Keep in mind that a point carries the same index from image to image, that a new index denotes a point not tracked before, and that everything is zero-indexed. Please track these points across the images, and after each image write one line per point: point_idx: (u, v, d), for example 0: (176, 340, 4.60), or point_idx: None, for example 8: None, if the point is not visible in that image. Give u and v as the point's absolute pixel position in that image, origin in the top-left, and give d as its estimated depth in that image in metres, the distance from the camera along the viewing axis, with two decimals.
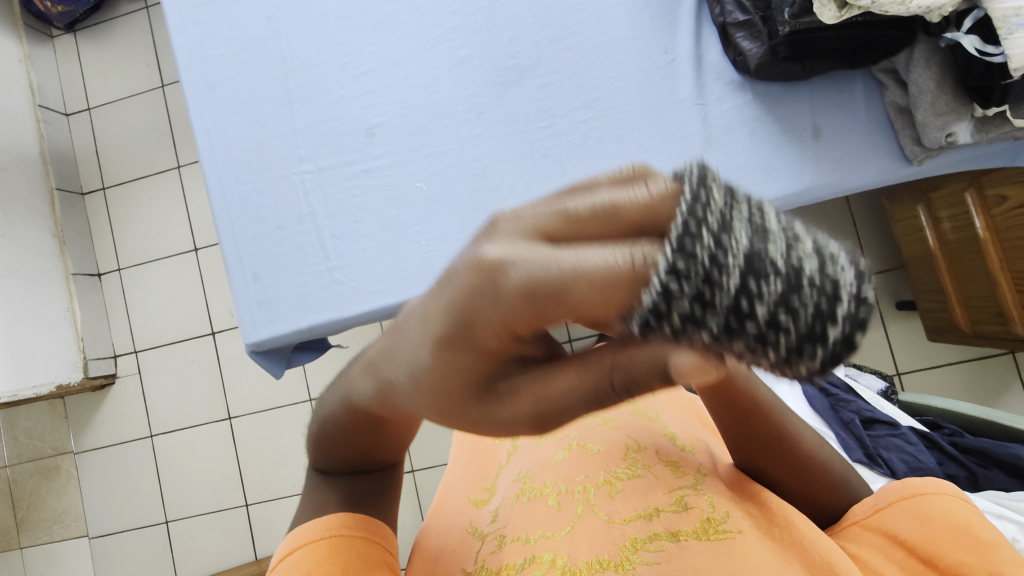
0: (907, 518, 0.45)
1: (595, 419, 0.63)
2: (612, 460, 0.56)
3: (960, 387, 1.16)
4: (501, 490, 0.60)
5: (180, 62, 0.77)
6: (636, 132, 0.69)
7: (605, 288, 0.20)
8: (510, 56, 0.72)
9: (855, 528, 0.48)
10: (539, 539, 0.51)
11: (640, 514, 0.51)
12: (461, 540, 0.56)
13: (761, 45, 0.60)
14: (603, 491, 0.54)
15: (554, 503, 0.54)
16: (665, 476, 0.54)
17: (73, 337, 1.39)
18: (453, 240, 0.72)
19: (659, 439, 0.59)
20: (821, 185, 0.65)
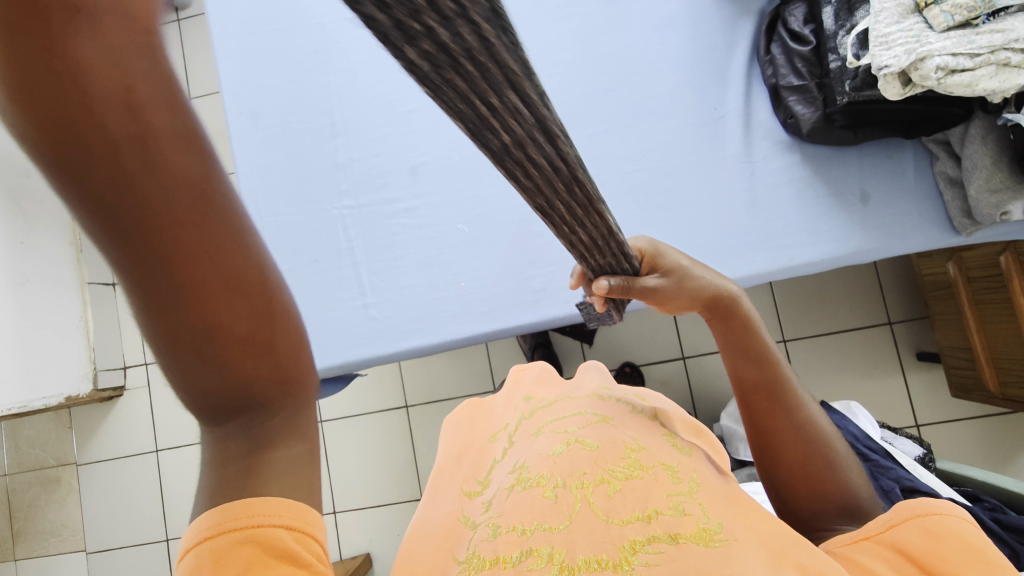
0: (916, 529, 0.38)
1: (592, 417, 0.57)
2: (609, 455, 0.50)
3: (981, 443, 1.15)
4: (494, 484, 0.56)
5: (226, 90, 0.77)
6: (680, 187, 0.69)
7: None
8: (559, 102, 0.71)
9: (867, 544, 0.39)
10: (534, 532, 0.45)
11: (638, 515, 0.44)
12: (456, 532, 0.54)
13: (815, 110, 0.60)
14: (600, 489, 0.47)
15: (549, 495, 0.47)
16: (663, 479, 0.48)
17: (85, 347, 1.37)
18: (492, 285, 0.72)
19: (658, 444, 0.54)
20: (865, 250, 0.65)
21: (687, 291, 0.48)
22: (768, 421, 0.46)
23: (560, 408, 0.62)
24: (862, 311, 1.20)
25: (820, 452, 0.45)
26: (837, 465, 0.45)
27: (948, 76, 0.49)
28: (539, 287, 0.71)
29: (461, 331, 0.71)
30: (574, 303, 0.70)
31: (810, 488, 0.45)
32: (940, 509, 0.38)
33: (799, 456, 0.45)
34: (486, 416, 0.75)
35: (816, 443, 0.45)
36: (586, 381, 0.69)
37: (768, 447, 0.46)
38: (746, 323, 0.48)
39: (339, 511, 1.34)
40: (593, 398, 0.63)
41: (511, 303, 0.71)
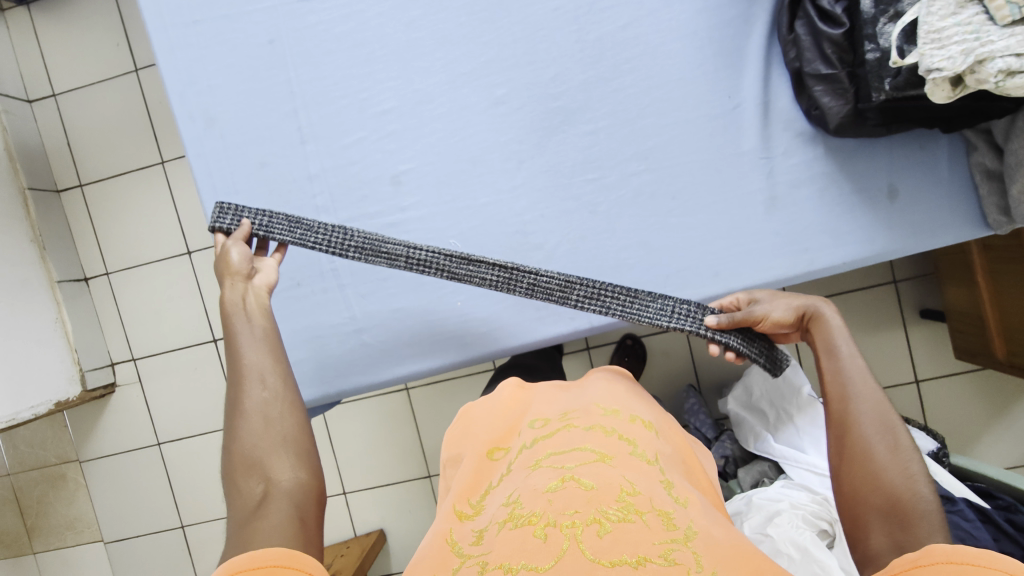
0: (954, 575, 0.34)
1: (590, 452, 0.56)
2: (603, 497, 0.51)
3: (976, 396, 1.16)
4: (487, 512, 0.56)
5: (172, 94, 0.67)
6: (692, 188, 0.62)
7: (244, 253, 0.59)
8: (554, 96, 0.63)
9: None
10: (519, 570, 0.46)
11: (626, 559, 0.46)
12: (440, 552, 0.53)
13: (845, 103, 0.53)
14: (590, 530, 0.48)
15: (539, 533, 0.49)
16: (656, 525, 0.49)
17: (67, 349, 1.31)
18: (491, 303, 0.67)
19: (654, 485, 0.54)
20: (889, 251, 0.61)
21: (778, 307, 0.54)
22: (840, 406, 0.47)
23: (561, 435, 0.60)
24: (868, 271, 1.17)
25: (884, 448, 0.43)
26: (906, 470, 0.42)
27: (1008, 78, 0.42)
28: (541, 304, 0.66)
29: (462, 352, 0.67)
30: (581, 319, 0.66)
31: (868, 479, 0.43)
32: (981, 559, 0.34)
33: (861, 445, 0.44)
34: (477, 425, 0.69)
35: (887, 441, 0.44)
36: (590, 402, 0.66)
37: (836, 429, 0.46)
38: (819, 324, 0.51)
39: (349, 491, 1.36)
40: (595, 425, 0.61)
41: (512, 322, 0.67)
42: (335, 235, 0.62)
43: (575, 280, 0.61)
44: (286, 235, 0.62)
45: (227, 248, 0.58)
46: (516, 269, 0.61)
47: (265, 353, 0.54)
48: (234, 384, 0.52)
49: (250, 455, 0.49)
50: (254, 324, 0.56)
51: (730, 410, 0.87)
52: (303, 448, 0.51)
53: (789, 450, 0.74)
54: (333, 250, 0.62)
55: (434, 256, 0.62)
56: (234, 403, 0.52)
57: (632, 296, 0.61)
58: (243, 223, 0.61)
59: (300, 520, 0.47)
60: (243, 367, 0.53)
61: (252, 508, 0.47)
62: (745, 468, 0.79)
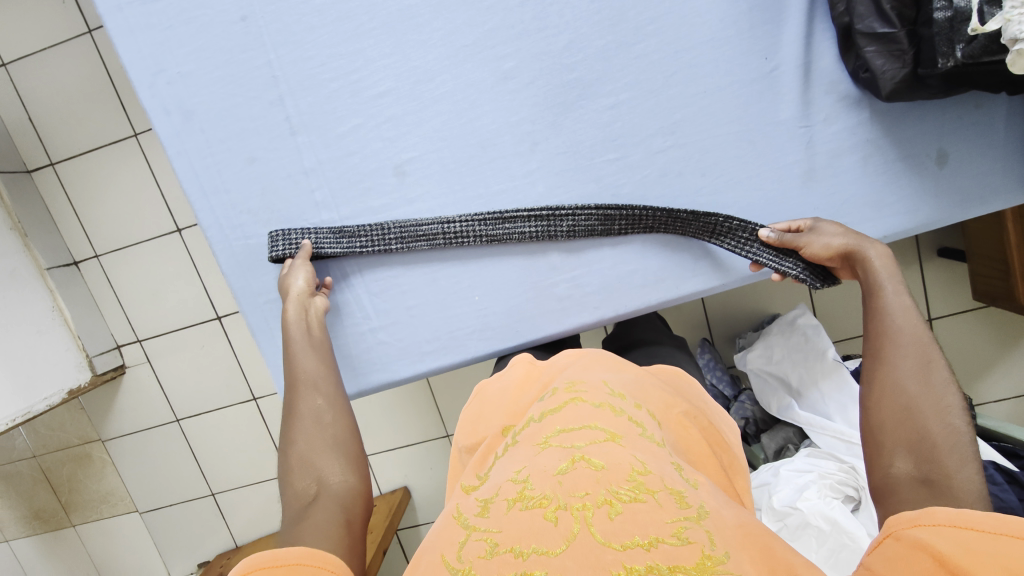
0: (953, 539, 0.32)
1: (600, 430, 0.47)
2: (613, 477, 0.43)
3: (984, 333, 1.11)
4: (491, 480, 0.48)
5: (141, 85, 0.60)
6: (724, 163, 0.57)
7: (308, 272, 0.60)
8: (569, 68, 0.57)
9: (887, 541, 0.34)
10: (530, 555, 0.39)
11: (637, 541, 0.39)
12: (445, 527, 0.45)
13: (902, 67, 0.48)
14: (601, 512, 0.41)
15: (550, 516, 0.41)
16: (668, 504, 0.41)
17: (70, 337, 1.24)
18: (511, 295, 0.63)
19: (662, 461, 0.45)
20: (936, 221, 0.57)
21: (828, 237, 0.53)
22: (881, 337, 0.45)
23: (568, 408, 0.50)
24: None
25: (918, 381, 0.42)
26: (940, 402, 0.40)
27: None
28: (564, 295, 0.62)
29: (483, 347, 0.64)
30: (604, 308, 0.62)
31: (900, 409, 0.41)
32: (985, 524, 0.32)
33: (897, 376, 0.42)
34: (493, 415, 0.59)
35: (924, 374, 0.42)
36: (599, 377, 0.55)
37: (873, 359, 0.45)
38: (864, 258, 0.50)
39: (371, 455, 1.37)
40: (606, 401, 0.51)
41: (534, 315, 0.63)
42: (377, 231, 0.61)
43: (616, 210, 0.58)
44: (335, 247, 0.61)
45: (292, 271, 0.59)
46: (552, 214, 0.59)
47: (313, 360, 0.55)
48: (290, 389, 0.53)
49: (305, 454, 0.48)
50: (313, 333, 0.57)
51: (749, 370, 0.85)
52: (354, 450, 0.50)
53: (815, 417, 0.74)
54: (378, 245, 0.61)
55: (470, 225, 0.60)
56: (288, 407, 0.52)
57: (674, 219, 0.58)
58: (305, 243, 0.60)
59: (346, 523, 0.44)
60: (298, 372, 0.54)
61: (300, 508, 0.45)
62: (770, 434, 0.80)
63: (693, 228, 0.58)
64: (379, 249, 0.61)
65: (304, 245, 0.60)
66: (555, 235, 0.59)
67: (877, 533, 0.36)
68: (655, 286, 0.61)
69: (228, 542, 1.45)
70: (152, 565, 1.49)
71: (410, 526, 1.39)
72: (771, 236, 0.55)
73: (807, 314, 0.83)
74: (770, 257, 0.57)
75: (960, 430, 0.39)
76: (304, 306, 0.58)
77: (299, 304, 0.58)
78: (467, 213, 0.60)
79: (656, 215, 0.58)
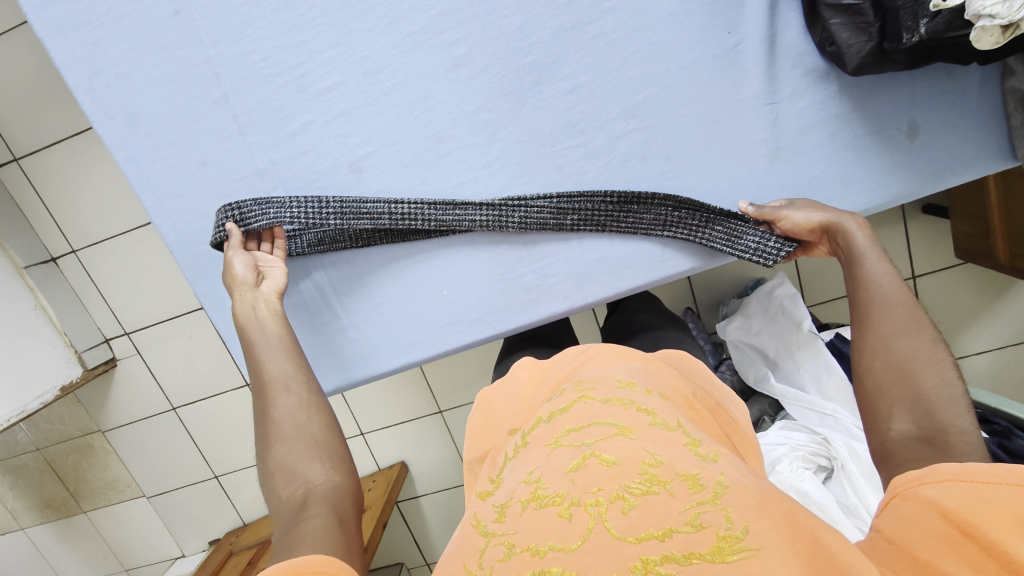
0: (960, 492, 0.33)
1: (610, 427, 0.47)
2: (626, 471, 0.42)
3: (970, 289, 1.07)
4: (506, 485, 0.47)
5: (78, 90, 0.57)
6: (688, 144, 0.55)
7: (245, 254, 0.58)
8: (524, 51, 0.54)
9: (897, 502, 0.36)
10: (548, 552, 0.38)
11: (652, 533, 0.38)
12: (463, 536, 0.44)
13: (869, 42, 0.45)
14: (614, 507, 0.40)
15: (564, 514, 0.41)
16: (681, 492, 0.40)
17: (57, 335, 1.15)
18: (479, 288, 0.62)
19: (675, 448, 0.45)
20: (906, 194, 0.55)
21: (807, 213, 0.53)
22: (866, 304, 0.47)
23: (578, 408, 0.51)
24: None
25: (908, 341, 0.44)
26: (931, 357, 0.42)
27: None
28: (532, 285, 0.62)
29: (455, 339, 0.64)
30: (575, 297, 0.61)
31: (894, 369, 0.43)
32: (990, 475, 0.33)
33: (886, 340, 0.45)
34: (505, 417, 0.64)
35: (913, 332, 0.44)
36: (607, 373, 0.56)
37: (862, 327, 0.47)
38: (844, 228, 0.50)
39: (367, 433, 1.37)
40: (613, 396, 0.51)
41: (504, 307, 0.62)
42: (312, 204, 0.58)
43: (577, 197, 0.56)
44: (264, 220, 0.58)
45: (231, 260, 0.57)
46: (506, 203, 0.57)
47: (284, 360, 0.53)
48: (260, 395, 0.52)
49: (286, 462, 0.49)
50: (270, 331, 0.55)
51: (728, 341, 0.87)
52: (337, 450, 0.50)
53: (790, 389, 0.75)
54: (312, 221, 0.58)
55: (420, 210, 0.58)
56: (262, 411, 0.51)
57: (626, 211, 0.57)
58: (232, 226, 0.58)
59: (339, 521, 0.45)
60: (266, 374, 0.52)
61: (294, 514, 0.45)
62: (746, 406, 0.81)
63: (647, 218, 0.57)
64: (316, 224, 0.58)
65: (233, 227, 0.58)
66: (507, 226, 0.58)
67: (888, 494, 0.38)
68: (624, 273, 0.60)
69: (235, 520, 1.43)
70: (162, 547, 1.48)
71: (409, 498, 1.42)
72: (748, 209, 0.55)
73: (785, 284, 0.82)
74: (722, 240, 0.57)
75: (952, 381, 0.41)
76: (254, 288, 0.57)
77: (246, 292, 0.56)
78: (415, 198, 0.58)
79: (599, 203, 0.57)
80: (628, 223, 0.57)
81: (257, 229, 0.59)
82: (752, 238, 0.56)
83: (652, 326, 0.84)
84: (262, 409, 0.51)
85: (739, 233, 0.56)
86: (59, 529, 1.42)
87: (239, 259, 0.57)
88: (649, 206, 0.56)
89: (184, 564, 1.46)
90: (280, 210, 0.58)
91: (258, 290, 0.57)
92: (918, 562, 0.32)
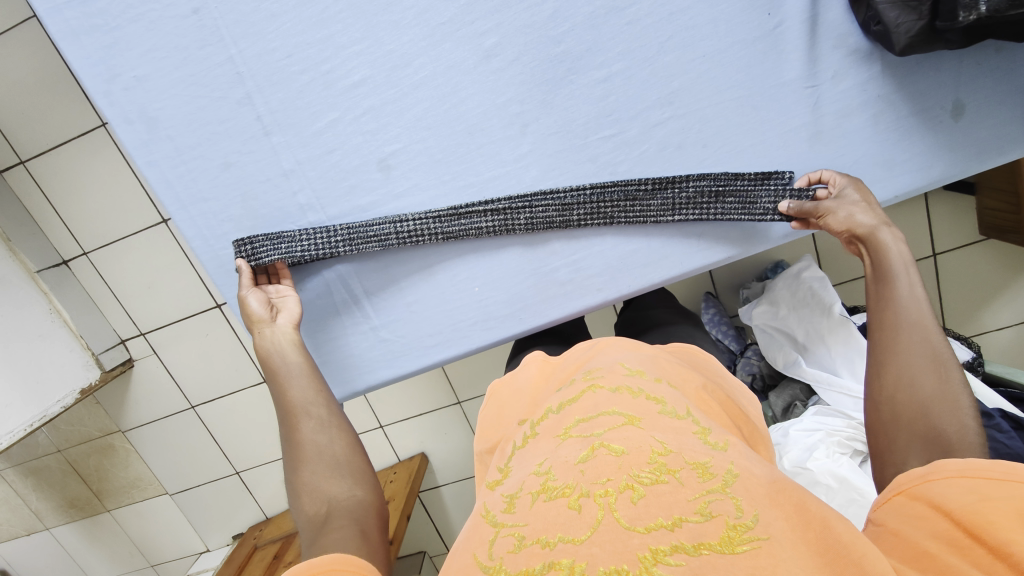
0: (963, 488, 0.35)
1: (618, 415, 0.45)
2: (633, 460, 0.41)
3: (989, 265, 1.05)
4: (514, 474, 0.46)
5: (96, 94, 0.55)
6: (726, 132, 0.54)
7: (256, 292, 0.58)
8: (556, 40, 0.53)
9: (900, 499, 0.38)
10: (557, 544, 0.38)
11: (661, 522, 0.37)
12: (473, 527, 0.44)
13: (918, 19, 0.44)
14: (624, 496, 0.39)
15: (573, 505, 0.40)
16: (690, 481, 0.39)
17: (73, 337, 1.11)
18: (512, 283, 0.61)
19: (684, 437, 0.43)
20: (950, 175, 0.54)
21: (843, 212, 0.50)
22: (890, 331, 0.45)
23: (586, 397, 0.48)
24: None
25: (929, 375, 0.42)
26: (949, 395, 0.41)
27: None
28: (566, 279, 0.60)
29: (487, 337, 0.63)
30: (609, 290, 0.60)
31: (913, 407, 0.41)
32: (993, 471, 0.34)
33: (909, 373, 0.43)
34: (514, 410, 0.63)
35: (937, 369, 0.42)
36: (614, 360, 0.54)
37: (885, 352, 0.45)
38: (882, 241, 0.48)
39: (386, 425, 1.38)
40: (622, 384, 0.49)
41: (539, 302, 0.61)
42: (320, 234, 0.58)
43: (610, 187, 0.55)
44: (276, 254, 0.58)
45: (245, 298, 0.58)
46: (510, 206, 0.57)
47: (304, 385, 0.54)
48: (285, 421, 0.53)
49: (309, 477, 0.49)
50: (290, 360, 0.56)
51: (754, 326, 0.86)
52: (359, 468, 0.51)
53: (822, 374, 0.75)
54: (325, 250, 0.59)
55: (426, 224, 0.58)
56: (288, 437, 0.52)
57: (631, 199, 0.56)
58: (241, 262, 0.58)
59: (362, 534, 0.45)
60: (290, 403, 0.53)
61: (318, 523, 0.46)
62: (777, 392, 0.81)
63: (656, 203, 0.56)
64: (324, 253, 0.59)
65: (242, 266, 0.58)
66: (512, 229, 0.57)
67: (888, 491, 0.39)
68: (659, 264, 0.59)
69: (257, 514, 1.40)
70: (189, 539, 1.45)
71: (430, 488, 1.43)
72: (789, 210, 0.53)
73: (812, 267, 0.82)
74: (739, 207, 0.55)
75: (970, 426, 0.39)
76: (267, 320, 0.57)
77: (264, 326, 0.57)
78: (417, 211, 0.58)
79: (616, 194, 0.56)
80: (635, 211, 0.56)
81: (268, 264, 0.59)
82: (768, 200, 0.55)
83: (664, 322, 0.83)
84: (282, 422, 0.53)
85: (755, 198, 0.55)
86: (84, 528, 1.41)
87: (253, 297, 0.58)
88: (653, 191, 0.55)
89: (209, 559, 1.44)
90: (293, 243, 0.58)
91: (268, 320, 0.57)
92: (924, 557, 0.34)
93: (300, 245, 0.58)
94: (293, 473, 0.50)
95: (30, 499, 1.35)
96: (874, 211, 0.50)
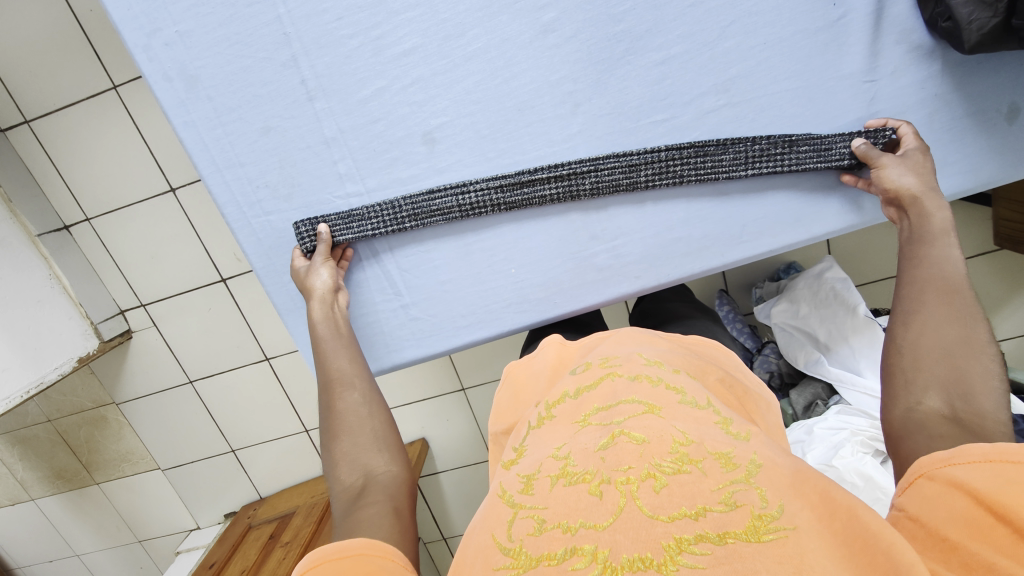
0: (991, 474, 0.31)
1: (638, 403, 0.42)
2: (655, 449, 0.38)
3: (988, 279, 0.99)
4: (532, 456, 0.43)
5: (136, 47, 0.53)
6: (779, 123, 0.54)
7: (325, 265, 0.57)
8: (616, 18, 0.51)
9: (920, 481, 0.35)
10: (579, 530, 0.35)
11: (685, 512, 0.34)
12: (490, 508, 0.42)
13: (992, 16, 0.43)
14: (646, 485, 0.36)
15: (594, 491, 0.37)
16: (714, 470, 0.36)
17: (72, 304, 1.03)
18: (549, 265, 0.59)
19: (705, 426, 0.40)
20: (998, 179, 0.54)
21: (900, 169, 0.49)
22: (919, 285, 0.45)
23: (604, 383, 0.46)
24: None
25: (957, 324, 0.41)
26: (973, 348, 0.40)
27: None
28: (605, 265, 0.59)
29: (521, 319, 0.61)
30: (647, 278, 0.59)
31: (936, 353, 0.41)
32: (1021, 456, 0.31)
33: (933, 322, 0.42)
34: (531, 391, 0.60)
35: (961, 321, 0.41)
36: (632, 351, 0.51)
37: (910, 303, 0.45)
38: (924, 206, 0.48)
39: None
40: (640, 372, 0.46)
41: (575, 287, 0.60)
42: (386, 209, 0.57)
43: (684, 147, 0.54)
44: (349, 234, 0.58)
45: (316, 270, 0.57)
46: (575, 172, 0.55)
47: (347, 360, 0.53)
48: (326, 390, 0.52)
49: (351, 450, 0.48)
50: (341, 329, 0.56)
51: (773, 324, 0.86)
52: (395, 444, 0.50)
53: (845, 373, 0.75)
54: (393, 227, 0.58)
55: (487, 194, 0.56)
56: (328, 406, 0.51)
57: (703, 155, 0.54)
58: (323, 228, 0.57)
59: (394, 511, 0.44)
60: (334, 373, 0.52)
61: (353, 500, 0.45)
62: (798, 390, 0.81)
63: (728, 158, 0.54)
64: (393, 229, 0.58)
65: (319, 232, 0.57)
66: (579, 194, 0.56)
67: (909, 474, 0.36)
68: (701, 253, 0.58)
69: (251, 494, 1.33)
70: (178, 517, 1.36)
71: (429, 474, 1.42)
72: (858, 149, 0.51)
73: (835, 268, 0.83)
74: (814, 156, 0.53)
75: (994, 373, 0.38)
76: (333, 294, 0.57)
77: (325, 300, 0.56)
78: (455, 187, 0.57)
79: (688, 152, 0.54)
80: (708, 167, 0.54)
81: (342, 242, 0.58)
82: (842, 144, 0.53)
83: (684, 315, 0.82)
84: (324, 394, 0.52)
85: (829, 144, 0.53)
86: (70, 502, 1.34)
87: (331, 272, 0.57)
88: (726, 146, 0.54)
89: (199, 537, 1.35)
90: (363, 222, 0.57)
91: (322, 289, 0.56)
92: (944, 543, 0.31)
93: (371, 222, 0.57)
94: (331, 447, 0.49)
95: (16, 469, 1.28)
96: (925, 179, 0.49)
